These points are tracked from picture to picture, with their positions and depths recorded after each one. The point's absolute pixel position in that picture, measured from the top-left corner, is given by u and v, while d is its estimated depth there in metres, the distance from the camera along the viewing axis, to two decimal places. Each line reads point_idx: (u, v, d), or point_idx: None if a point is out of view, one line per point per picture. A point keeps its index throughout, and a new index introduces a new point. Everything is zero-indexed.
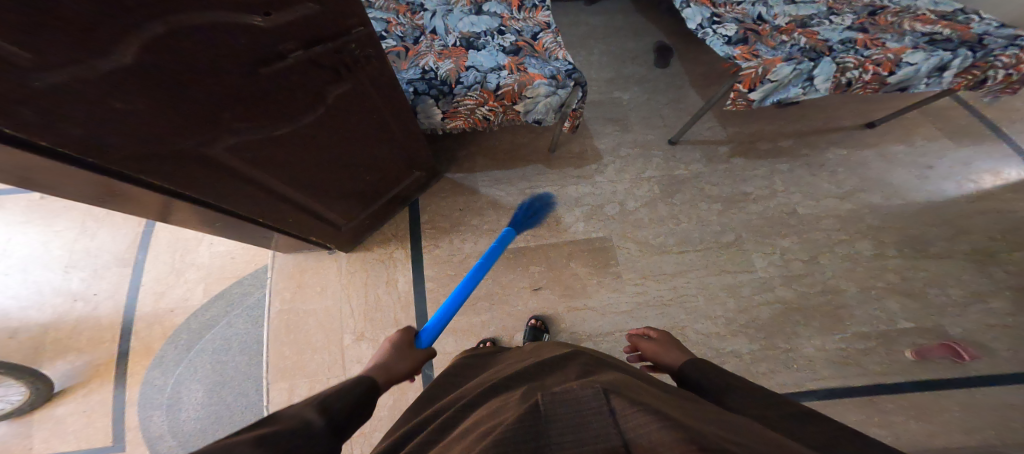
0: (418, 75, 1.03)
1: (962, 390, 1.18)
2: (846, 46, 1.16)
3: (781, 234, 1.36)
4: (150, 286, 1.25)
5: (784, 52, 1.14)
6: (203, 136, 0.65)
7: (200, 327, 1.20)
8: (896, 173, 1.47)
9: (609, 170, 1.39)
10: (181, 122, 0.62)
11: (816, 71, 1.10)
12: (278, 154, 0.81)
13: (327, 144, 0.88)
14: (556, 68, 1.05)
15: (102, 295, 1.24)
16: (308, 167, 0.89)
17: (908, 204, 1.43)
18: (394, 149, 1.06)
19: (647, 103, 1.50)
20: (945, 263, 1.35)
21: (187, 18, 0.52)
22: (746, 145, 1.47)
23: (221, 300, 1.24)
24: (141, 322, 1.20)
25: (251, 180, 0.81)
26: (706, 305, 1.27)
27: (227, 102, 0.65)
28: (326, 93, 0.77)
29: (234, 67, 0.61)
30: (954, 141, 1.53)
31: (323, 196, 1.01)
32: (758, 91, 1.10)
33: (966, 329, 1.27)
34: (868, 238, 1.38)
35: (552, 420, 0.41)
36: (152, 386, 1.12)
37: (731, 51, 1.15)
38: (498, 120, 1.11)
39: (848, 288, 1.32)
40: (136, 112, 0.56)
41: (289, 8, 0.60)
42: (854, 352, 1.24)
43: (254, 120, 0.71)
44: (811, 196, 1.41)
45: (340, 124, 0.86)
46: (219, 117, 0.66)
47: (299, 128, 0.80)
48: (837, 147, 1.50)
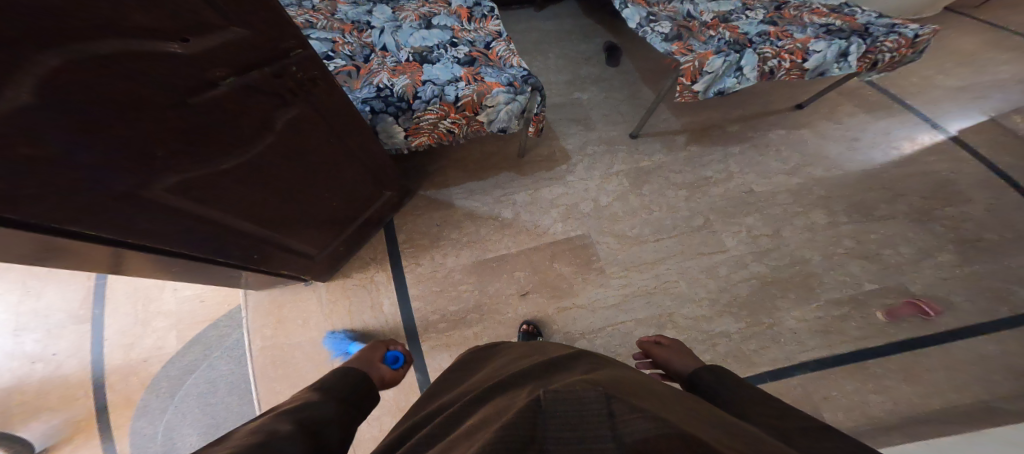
0: (373, 93, 1.04)
1: (938, 346, 1.27)
2: (762, 38, 1.30)
3: (745, 213, 1.45)
4: (115, 340, 1.12)
5: (714, 45, 1.26)
6: (135, 175, 0.61)
7: (182, 371, 1.10)
8: (831, 146, 1.62)
9: (578, 169, 1.44)
10: (108, 162, 0.57)
11: (743, 61, 1.22)
12: (228, 187, 0.77)
13: (282, 172, 0.86)
14: (512, 76, 1.10)
15: (63, 354, 1.11)
16: (266, 197, 0.86)
17: (847, 174, 1.57)
18: (356, 173, 1.05)
19: (604, 101, 1.59)
20: (890, 224, 1.48)
21: (91, 49, 0.48)
22: (700, 132, 1.57)
23: (197, 343, 1.13)
24: (115, 374, 1.08)
25: (205, 216, 0.77)
26: (689, 289, 1.31)
27: (161, 137, 0.61)
28: (271, 120, 0.75)
29: (163, 98, 0.58)
30: (874, 115, 1.72)
31: (287, 228, 0.97)
32: (699, 83, 1.21)
33: (924, 284, 1.37)
34: (820, 208, 1.49)
35: (549, 411, 0.40)
36: (141, 436, 1.02)
37: (669, 47, 1.24)
38: (462, 132, 1.13)
39: (813, 257, 1.41)
40: (53, 156, 0.51)
41: (214, 33, 0.58)
42: (832, 320, 1.31)
43: (193, 154, 0.67)
44: (763, 175, 1.52)
45: (291, 149, 0.84)
46: (152, 154, 0.62)
47: (248, 158, 0.77)
48: (777, 128, 1.63)
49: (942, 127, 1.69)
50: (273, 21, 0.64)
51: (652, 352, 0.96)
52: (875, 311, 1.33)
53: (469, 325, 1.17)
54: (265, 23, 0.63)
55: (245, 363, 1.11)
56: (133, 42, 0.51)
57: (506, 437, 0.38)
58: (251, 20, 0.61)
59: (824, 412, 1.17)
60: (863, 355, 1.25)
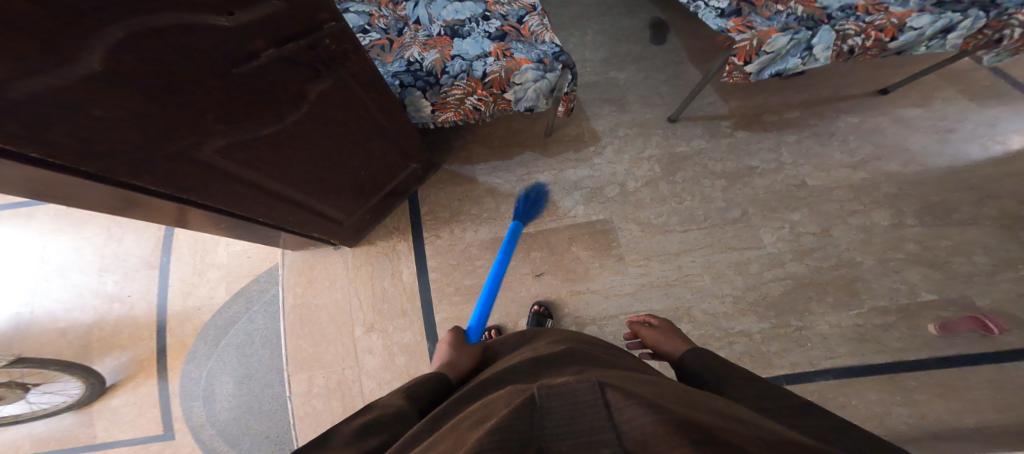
0: (403, 67, 1.02)
1: (992, 367, 1.15)
2: (846, 12, 1.09)
3: (791, 208, 1.32)
4: (177, 286, 1.33)
5: (780, 22, 1.10)
6: (189, 139, 0.64)
7: (226, 322, 1.28)
8: (913, 138, 1.40)
9: (607, 151, 1.36)
10: (165, 126, 0.60)
11: (814, 40, 1.04)
12: (269, 155, 0.81)
13: (317, 142, 0.89)
14: (543, 52, 1.03)
15: (135, 296, 1.32)
16: (302, 165, 0.90)
17: (927, 170, 1.36)
18: (384, 143, 1.07)
19: (644, 82, 1.45)
20: (969, 230, 1.29)
21: (152, 20, 0.50)
22: (750, 119, 1.40)
23: (240, 297, 1.32)
24: (174, 319, 1.29)
25: (247, 180, 0.81)
26: (712, 284, 1.26)
27: (209, 105, 0.63)
28: (307, 91, 0.77)
29: (211, 69, 0.60)
30: (979, 104, 1.44)
31: (321, 193, 1.02)
32: (753, 64, 1.05)
33: (995, 298, 1.22)
34: (884, 207, 1.33)
35: (548, 409, 0.41)
36: (189, 379, 1.22)
37: (724, 23, 1.10)
38: (489, 110, 1.10)
39: (864, 261, 1.28)
40: (117, 118, 0.55)
41: (258, 6, 0.59)
42: (871, 328, 1.22)
43: (239, 122, 0.69)
44: (821, 167, 1.35)
45: (326, 119, 0.86)
46: (203, 120, 0.64)
47: (286, 127, 0.79)
48: (848, 116, 1.42)
49: None
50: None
51: (642, 334, 0.96)
52: (926, 322, 1.21)
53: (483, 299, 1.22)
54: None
55: (278, 319, 1.29)
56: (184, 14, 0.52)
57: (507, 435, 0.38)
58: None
59: None
60: (899, 367, 1.16)
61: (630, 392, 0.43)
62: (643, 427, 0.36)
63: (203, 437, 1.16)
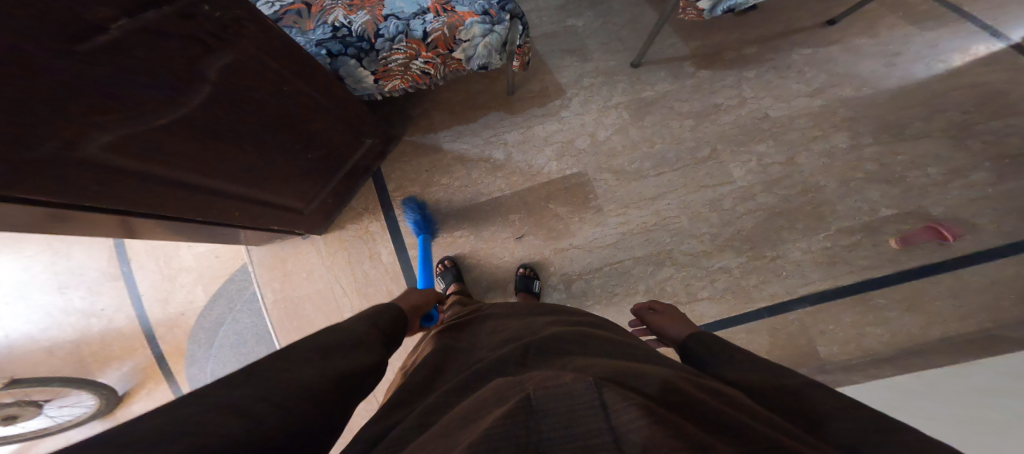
0: (329, 34, 0.94)
1: (951, 273, 1.23)
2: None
3: (757, 140, 1.34)
4: (152, 293, 1.24)
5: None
6: (65, 138, 0.56)
7: (214, 323, 1.22)
8: (863, 64, 1.44)
9: (573, 103, 1.33)
10: (29, 128, 0.52)
11: None
12: (183, 146, 0.72)
13: (239, 126, 0.80)
14: (487, 2, 0.96)
15: (111, 308, 1.24)
16: (230, 153, 0.82)
17: (879, 92, 1.40)
18: (324, 121, 0.98)
19: (602, 27, 1.41)
20: (921, 145, 1.35)
21: None
22: (710, 58, 1.40)
23: (222, 297, 1.25)
24: (161, 326, 1.22)
25: (159, 177, 0.73)
26: (690, 224, 1.27)
27: (68, 91, 0.53)
28: (202, 71, 0.66)
29: (49, 48, 0.49)
30: (921, 25, 1.48)
31: (266, 181, 0.94)
32: (705, 1, 1.04)
33: (949, 207, 1.29)
34: (843, 130, 1.37)
35: (544, 410, 0.36)
36: (196, 382, 1.19)
37: None
38: (438, 72, 1.06)
39: (828, 184, 1.32)
40: None
41: None
42: (840, 249, 1.27)
43: (125, 113, 0.60)
44: (781, 98, 1.37)
45: (239, 99, 0.76)
46: (73, 114, 0.55)
47: (193, 113, 0.69)
48: (802, 48, 1.44)
49: (1002, 35, 1.45)
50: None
51: (648, 321, 0.94)
52: (888, 238, 1.27)
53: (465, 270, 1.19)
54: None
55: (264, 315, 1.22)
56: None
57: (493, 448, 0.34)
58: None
59: (818, 344, 1.19)
60: (868, 285, 1.23)
61: (633, 389, 0.38)
62: (643, 431, 0.33)
63: None
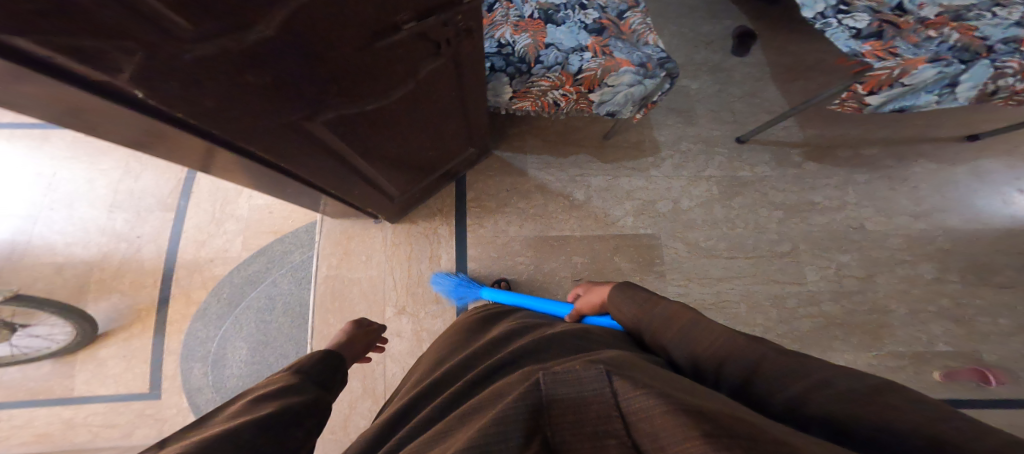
0: (495, 49, 0.93)
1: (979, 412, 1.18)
2: (1009, 46, 0.93)
3: (841, 249, 1.29)
4: (192, 234, 1.29)
5: (930, 51, 0.93)
6: (312, 110, 0.64)
7: (243, 282, 1.25)
8: (981, 192, 1.33)
9: (666, 165, 1.29)
10: (296, 97, 0.59)
11: (965, 76, 0.92)
12: (367, 130, 0.78)
13: (408, 120, 0.84)
14: (647, 55, 0.93)
15: (145, 238, 1.28)
16: (386, 141, 0.86)
17: (985, 229, 1.30)
18: (460, 128, 1.03)
19: (717, 95, 1.35)
20: (1006, 294, 1.27)
21: None
22: (822, 150, 1.34)
23: (263, 255, 1.28)
24: (182, 268, 1.25)
25: (333, 150, 0.78)
26: (747, 313, 1.23)
27: (341, 71, 0.60)
28: (420, 68, 0.72)
29: (351, 39, 0.56)
30: None
31: (390, 171, 0.98)
32: (880, 95, 0.94)
33: (1004, 357, 1.22)
34: (932, 260, 1.29)
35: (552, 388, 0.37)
36: (194, 338, 1.20)
37: (859, 46, 0.94)
38: (568, 107, 1.01)
39: (897, 309, 1.26)
40: (263, 86, 0.54)
41: None
42: (885, 370, 1.20)
43: (356, 96, 0.67)
44: (882, 212, 1.31)
45: (425, 98, 0.82)
46: (328, 93, 0.63)
47: (391, 103, 0.76)
48: (926, 161, 1.35)
49: None
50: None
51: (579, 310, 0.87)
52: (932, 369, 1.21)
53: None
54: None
55: (304, 287, 1.24)
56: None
57: (501, 432, 0.34)
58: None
59: None
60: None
61: (648, 379, 0.36)
62: (652, 419, 0.30)
63: (201, 399, 1.14)
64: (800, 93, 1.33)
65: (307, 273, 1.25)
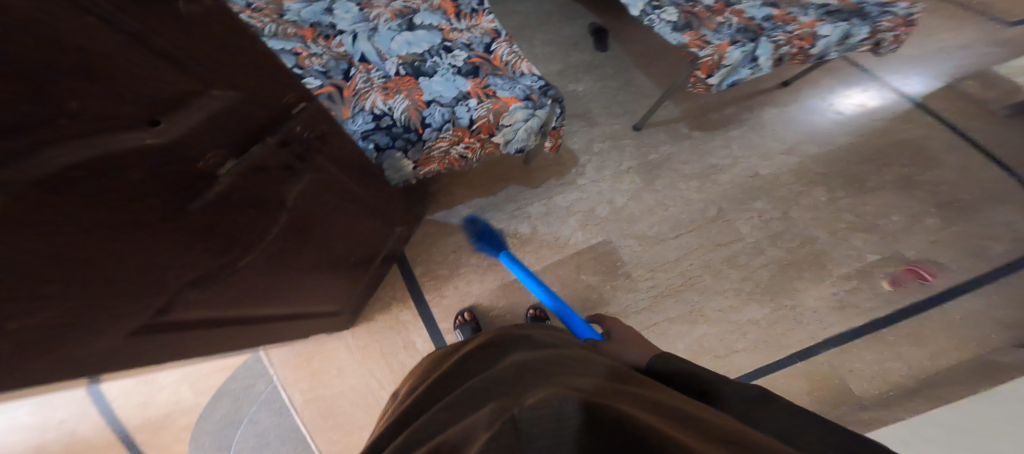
0: (372, 123, 0.96)
1: (937, 308, 1.32)
2: (770, 22, 1.26)
3: (755, 198, 1.45)
4: (124, 398, 0.98)
5: (726, 34, 1.21)
6: (157, 300, 0.53)
7: (220, 426, 0.99)
8: (818, 122, 1.62)
9: (588, 170, 1.39)
10: (124, 303, 0.48)
11: (760, 51, 1.20)
12: (248, 281, 0.70)
13: (298, 243, 0.78)
14: (527, 87, 1.06)
15: (73, 418, 0.96)
16: (286, 273, 0.79)
17: (839, 149, 1.57)
18: (371, 221, 1.02)
19: (602, 91, 1.54)
20: (881, 195, 1.50)
21: (93, 173, 0.36)
22: (699, 119, 1.56)
23: (224, 397, 1.02)
24: (140, 432, 0.97)
25: (198, 324, 0.65)
26: (714, 281, 1.32)
27: (181, 242, 0.52)
28: (283, 195, 0.68)
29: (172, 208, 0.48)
30: (851, 84, 1.72)
31: (307, 297, 0.90)
32: (716, 76, 1.19)
33: (919, 249, 1.41)
34: (820, 185, 1.50)
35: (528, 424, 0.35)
36: None
37: (682, 38, 1.20)
38: (475, 156, 1.09)
39: (821, 235, 1.42)
40: (64, 321, 0.42)
41: (212, 107, 0.48)
42: (846, 293, 1.34)
43: (207, 260, 0.58)
44: (765, 157, 1.53)
45: (306, 215, 0.77)
46: (167, 276, 0.53)
47: (265, 242, 0.69)
48: (770, 107, 1.63)
49: (908, 95, 1.70)
50: (260, 73, 0.54)
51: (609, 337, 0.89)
52: (881, 281, 1.37)
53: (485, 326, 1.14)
54: (250, 79, 0.52)
55: (289, 415, 1.02)
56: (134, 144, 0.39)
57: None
58: (244, 81, 0.52)
59: (851, 383, 1.20)
60: (875, 326, 1.29)
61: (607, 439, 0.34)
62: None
63: None
64: (661, 74, 1.59)
65: (283, 400, 1.03)
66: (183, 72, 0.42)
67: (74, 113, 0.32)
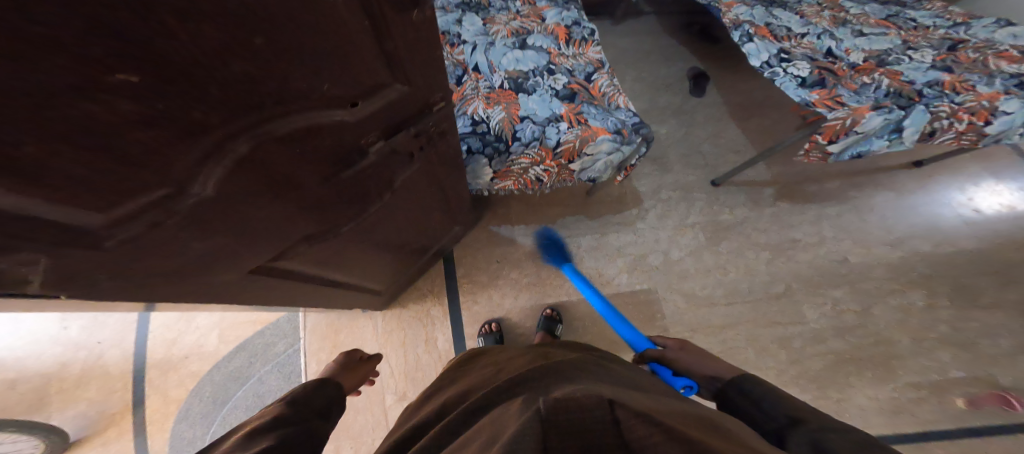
0: (469, 128, 0.95)
1: (1013, 440, 1.15)
2: (934, 89, 1.03)
3: (832, 285, 1.30)
4: (159, 333, 1.15)
5: (870, 97, 1.02)
6: (281, 239, 0.61)
7: (225, 378, 1.12)
8: (942, 216, 1.38)
9: (650, 216, 1.31)
10: (258, 235, 0.57)
11: (907, 121, 0.99)
12: (340, 245, 0.77)
13: (385, 222, 0.83)
14: (620, 121, 0.97)
15: (107, 342, 1.13)
16: (362, 246, 0.84)
17: (959, 252, 1.34)
18: (445, 216, 1.05)
19: (684, 138, 1.39)
20: (994, 315, 1.28)
21: (275, 127, 0.44)
22: (792, 187, 1.39)
23: (244, 350, 1.15)
24: (154, 368, 1.11)
25: (296, 273, 0.74)
26: (756, 357, 1.22)
27: (310, 200, 0.59)
28: (396, 178, 0.72)
29: (317, 169, 0.55)
30: (1001, 177, 1.43)
31: (372, 269, 0.97)
32: (838, 143, 1.01)
33: (1018, 378, 1.21)
34: (921, 287, 1.30)
35: (554, 421, 0.36)
36: (180, 439, 1.05)
37: (807, 95, 1.04)
38: (550, 181, 1.03)
39: (901, 339, 1.25)
40: (215, 240, 0.51)
41: (380, 95, 0.53)
42: (907, 401, 1.19)
43: (324, 218, 0.65)
44: (860, 243, 1.34)
45: (407, 196, 0.82)
46: (291, 224, 0.60)
47: (367, 214, 0.75)
48: (886, 190, 1.41)
49: None
50: (433, 74, 0.59)
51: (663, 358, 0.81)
52: (954, 396, 1.20)
53: (507, 335, 1.16)
54: (425, 79, 0.58)
55: (296, 381, 1.13)
56: (315, 115, 0.46)
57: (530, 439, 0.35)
58: (415, 76, 0.55)
59: None
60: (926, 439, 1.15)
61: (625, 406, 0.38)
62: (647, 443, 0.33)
63: None
64: (757, 129, 1.40)
65: (294, 366, 1.14)
66: (384, 68, 0.50)
67: (316, 84, 0.44)
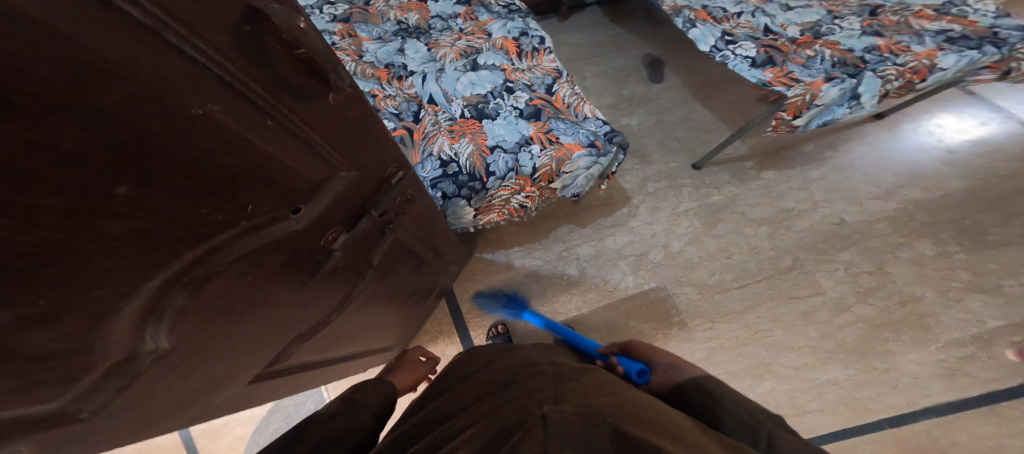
0: (439, 172, 0.98)
1: None
2: (874, 54, 1.12)
3: (840, 248, 1.28)
4: None
5: (819, 69, 1.11)
6: (249, 361, 0.55)
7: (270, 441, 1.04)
8: (923, 162, 1.41)
9: (641, 211, 1.32)
10: (217, 371, 0.50)
11: (861, 89, 1.08)
12: (326, 337, 0.70)
13: (372, 297, 0.79)
14: (591, 134, 1.03)
15: None
16: (353, 328, 0.78)
17: (949, 194, 1.35)
18: (433, 267, 1.03)
19: (656, 125, 1.47)
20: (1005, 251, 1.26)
21: (213, 265, 0.37)
22: (770, 157, 1.42)
23: (278, 412, 1.07)
24: (201, 437, 1.03)
25: (281, 374, 0.67)
26: (785, 338, 1.16)
27: (279, 310, 0.53)
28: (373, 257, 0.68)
29: (280, 281, 0.49)
30: (959, 112, 1.50)
31: (370, 342, 0.91)
32: (803, 117, 1.08)
33: None
34: (925, 236, 1.29)
35: (555, 431, 0.41)
36: None
37: (762, 75, 1.12)
38: (534, 204, 1.07)
39: (927, 294, 1.21)
40: (168, 388, 0.44)
41: (329, 185, 0.48)
42: (956, 361, 1.13)
43: (300, 321, 0.59)
44: (853, 201, 1.35)
45: (389, 264, 0.78)
46: (258, 345, 0.54)
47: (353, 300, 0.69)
48: (859, 144, 1.45)
49: None
50: (372, 145, 0.54)
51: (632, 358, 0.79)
52: (1003, 349, 1.13)
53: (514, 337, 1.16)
54: (366, 155, 0.53)
55: None
56: (260, 232, 0.40)
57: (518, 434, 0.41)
58: (358, 160, 0.52)
59: None
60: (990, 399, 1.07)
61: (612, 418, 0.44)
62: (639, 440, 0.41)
63: None
64: (722, 108, 1.50)
65: None
66: (317, 160, 0.44)
67: (241, 210, 0.36)
